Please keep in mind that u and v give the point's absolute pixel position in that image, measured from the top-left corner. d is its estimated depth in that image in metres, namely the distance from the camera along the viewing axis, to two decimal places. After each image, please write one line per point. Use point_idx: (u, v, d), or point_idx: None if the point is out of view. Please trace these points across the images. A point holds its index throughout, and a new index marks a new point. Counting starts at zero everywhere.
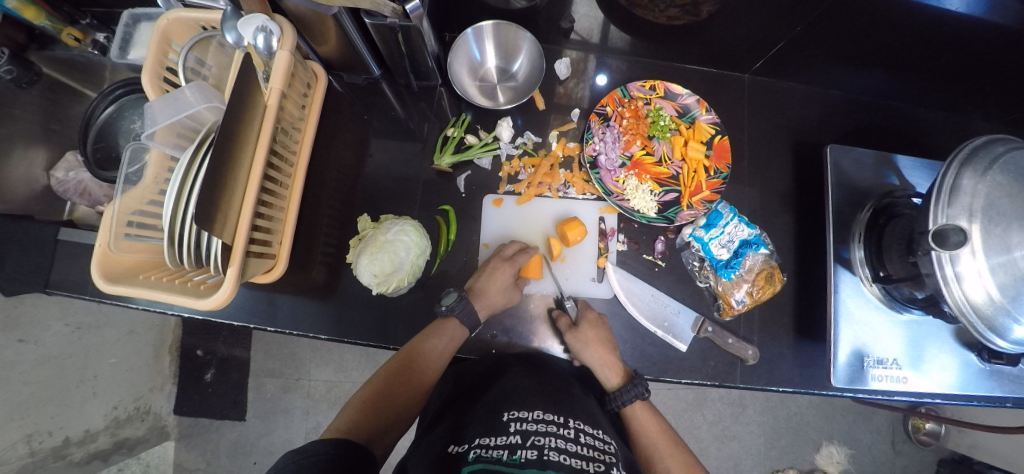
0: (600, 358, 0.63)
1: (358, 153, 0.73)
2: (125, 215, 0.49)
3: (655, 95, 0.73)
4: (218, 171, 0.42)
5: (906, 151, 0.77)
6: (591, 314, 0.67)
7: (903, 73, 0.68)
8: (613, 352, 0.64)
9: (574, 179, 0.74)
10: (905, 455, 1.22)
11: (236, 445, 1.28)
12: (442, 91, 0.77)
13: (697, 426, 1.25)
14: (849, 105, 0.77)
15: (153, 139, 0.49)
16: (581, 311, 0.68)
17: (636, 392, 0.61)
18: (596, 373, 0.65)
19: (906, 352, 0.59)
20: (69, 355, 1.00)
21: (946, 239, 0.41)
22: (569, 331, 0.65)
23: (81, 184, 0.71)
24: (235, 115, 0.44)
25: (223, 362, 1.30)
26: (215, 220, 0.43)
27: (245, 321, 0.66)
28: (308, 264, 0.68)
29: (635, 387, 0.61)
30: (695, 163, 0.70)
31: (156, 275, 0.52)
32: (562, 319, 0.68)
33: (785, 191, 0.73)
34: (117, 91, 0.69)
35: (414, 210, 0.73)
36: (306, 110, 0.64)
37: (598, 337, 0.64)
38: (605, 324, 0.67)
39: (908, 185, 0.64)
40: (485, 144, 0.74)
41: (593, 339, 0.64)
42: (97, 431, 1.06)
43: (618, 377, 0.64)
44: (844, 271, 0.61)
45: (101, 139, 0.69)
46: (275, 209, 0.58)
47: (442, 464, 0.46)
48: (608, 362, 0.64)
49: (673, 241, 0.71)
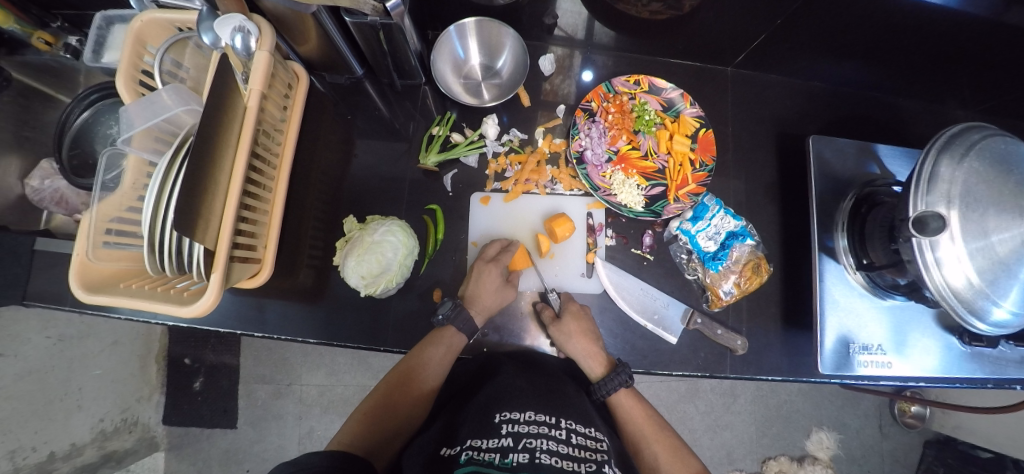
0: (582, 349, 0.63)
1: (344, 154, 0.72)
2: (104, 222, 0.48)
3: (640, 90, 0.73)
4: (197, 173, 0.41)
5: (887, 140, 0.78)
6: (574, 306, 0.67)
7: (881, 64, 0.69)
8: (596, 342, 0.64)
9: (561, 175, 0.74)
10: (891, 437, 1.25)
11: (228, 453, 1.27)
12: (427, 90, 0.77)
13: (690, 417, 1.26)
14: (830, 96, 0.78)
15: (130, 144, 0.48)
16: (564, 304, 0.68)
17: (619, 381, 0.62)
18: (580, 364, 0.65)
19: (891, 338, 0.60)
20: (52, 368, 0.95)
21: (925, 225, 0.42)
22: (553, 324, 0.65)
23: (57, 192, 0.68)
24: (213, 117, 0.43)
25: (212, 369, 1.28)
26: (196, 224, 0.42)
27: (232, 328, 0.65)
28: (294, 267, 0.67)
29: (618, 376, 0.62)
30: (681, 156, 0.70)
31: (138, 283, 0.51)
32: (546, 311, 0.68)
33: (770, 182, 0.73)
34: (93, 96, 0.67)
35: (401, 210, 0.72)
36: (287, 111, 0.63)
37: (580, 328, 0.64)
38: (588, 315, 0.67)
39: (888, 173, 0.66)
40: (471, 142, 0.74)
41: (575, 331, 0.64)
42: (83, 444, 1.03)
43: (602, 367, 0.64)
44: (829, 260, 0.62)
45: (77, 145, 0.67)
46: (258, 212, 0.57)
47: (434, 465, 0.46)
48: (591, 353, 0.64)
49: (661, 234, 0.71)
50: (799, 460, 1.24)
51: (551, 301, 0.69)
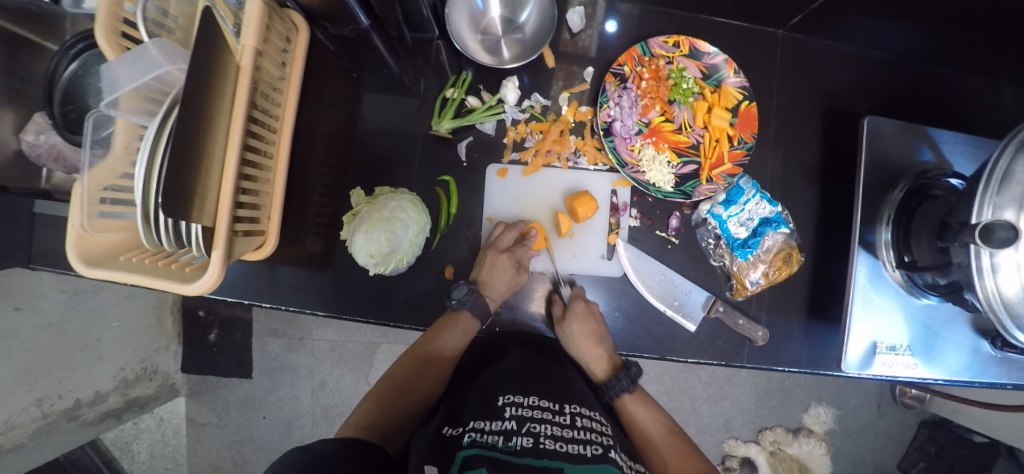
0: (588, 352, 0.65)
1: (350, 116, 0.67)
2: (97, 191, 0.45)
3: (679, 53, 0.65)
4: (188, 144, 0.37)
5: (950, 120, 0.70)
6: (580, 306, 0.64)
7: (959, 35, 0.60)
8: (602, 345, 0.64)
9: (586, 147, 0.68)
10: (888, 415, 1.28)
11: (244, 401, 1.32)
12: (440, 45, 0.69)
13: (692, 386, 1.30)
14: (890, 68, 0.69)
15: (118, 107, 0.43)
16: (573, 299, 0.66)
17: (623, 385, 0.66)
18: (585, 366, 0.68)
19: (921, 339, 0.58)
20: (69, 321, 0.97)
21: (991, 234, 0.37)
22: (559, 321, 0.65)
23: (54, 148, 0.62)
24: (200, 78, 0.38)
25: (225, 321, 1.30)
26: (192, 202, 0.39)
27: (239, 297, 0.64)
28: (301, 236, 0.65)
29: (621, 381, 0.66)
30: (718, 131, 0.64)
31: (138, 257, 0.49)
32: (555, 306, 0.68)
33: (811, 163, 0.68)
34: (78, 45, 0.61)
35: (412, 180, 0.68)
36: (287, 68, 0.57)
37: (585, 331, 0.63)
38: (595, 315, 0.64)
39: (945, 162, 0.60)
40: (489, 108, 0.67)
41: (579, 334, 0.63)
42: (106, 392, 1.08)
43: (606, 370, 0.67)
44: (867, 254, 0.58)
45: (69, 99, 0.62)
46: (261, 182, 0.54)
47: (437, 445, 0.47)
48: (599, 357, 0.66)
49: (689, 217, 0.67)
50: (795, 432, 1.28)
51: (562, 292, 0.68)
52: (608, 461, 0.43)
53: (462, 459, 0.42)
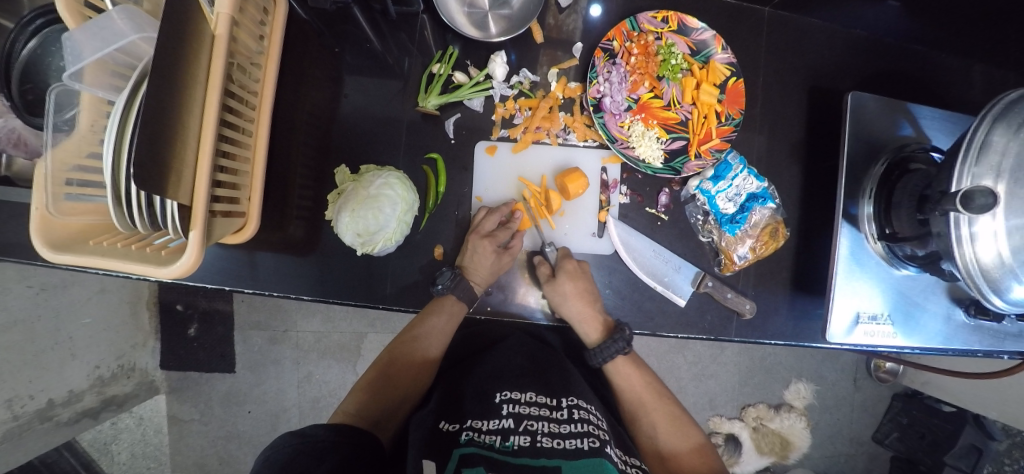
0: (579, 311, 0.64)
1: (332, 94, 0.64)
2: (62, 172, 0.42)
3: (668, 29, 0.65)
4: (161, 116, 0.35)
5: (927, 98, 0.72)
6: (570, 264, 0.65)
7: (939, 15, 0.61)
8: (594, 305, 0.65)
9: (575, 123, 0.67)
10: (863, 389, 1.35)
11: (228, 396, 1.28)
12: (425, 19, 0.67)
13: (678, 366, 1.33)
14: (871, 47, 0.70)
15: (82, 80, 0.40)
16: (560, 261, 0.66)
17: (617, 347, 0.64)
18: (576, 328, 0.67)
19: (901, 309, 0.60)
20: (37, 318, 0.94)
21: (970, 201, 0.38)
22: (548, 282, 0.64)
23: (13, 133, 0.58)
24: (172, 47, 0.35)
25: (205, 316, 1.26)
26: (166, 178, 0.37)
27: (220, 284, 0.62)
28: (284, 220, 0.62)
29: (616, 343, 0.63)
30: (706, 107, 0.64)
31: (110, 241, 0.46)
32: (542, 267, 0.67)
33: (795, 140, 0.69)
34: (37, 21, 0.56)
35: (398, 161, 0.66)
36: (265, 41, 0.54)
37: (576, 290, 0.63)
38: (586, 274, 0.65)
39: (923, 137, 0.61)
40: (477, 84, 0.66)
41: (572, 292, 0.63)
42: (81, 391, 1.04)
43: (599, 333, 0.67)
44: (850, 227, 0.59)
45: (28, 79, 0.56)
46: (240, 161, 0.51)
47: (433, 438, 0.47)
48: (589, 316, 0.65)
49: (678, 193, 0.67)
50: (777, 407, 1.32)
51: (547, 254, 0.67)
52: (604, 454, 0.44)
53: (459, 457, 0.42)
